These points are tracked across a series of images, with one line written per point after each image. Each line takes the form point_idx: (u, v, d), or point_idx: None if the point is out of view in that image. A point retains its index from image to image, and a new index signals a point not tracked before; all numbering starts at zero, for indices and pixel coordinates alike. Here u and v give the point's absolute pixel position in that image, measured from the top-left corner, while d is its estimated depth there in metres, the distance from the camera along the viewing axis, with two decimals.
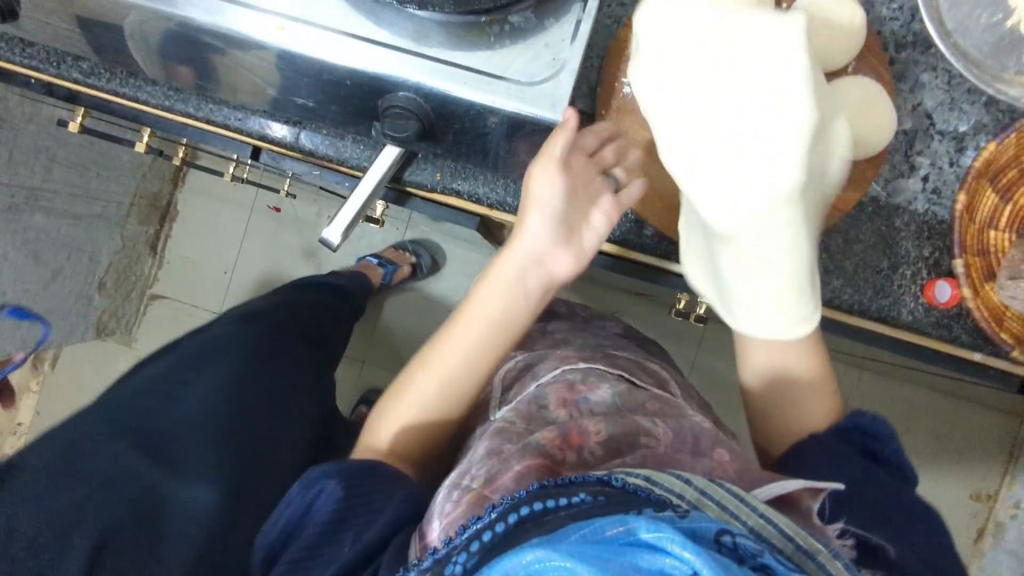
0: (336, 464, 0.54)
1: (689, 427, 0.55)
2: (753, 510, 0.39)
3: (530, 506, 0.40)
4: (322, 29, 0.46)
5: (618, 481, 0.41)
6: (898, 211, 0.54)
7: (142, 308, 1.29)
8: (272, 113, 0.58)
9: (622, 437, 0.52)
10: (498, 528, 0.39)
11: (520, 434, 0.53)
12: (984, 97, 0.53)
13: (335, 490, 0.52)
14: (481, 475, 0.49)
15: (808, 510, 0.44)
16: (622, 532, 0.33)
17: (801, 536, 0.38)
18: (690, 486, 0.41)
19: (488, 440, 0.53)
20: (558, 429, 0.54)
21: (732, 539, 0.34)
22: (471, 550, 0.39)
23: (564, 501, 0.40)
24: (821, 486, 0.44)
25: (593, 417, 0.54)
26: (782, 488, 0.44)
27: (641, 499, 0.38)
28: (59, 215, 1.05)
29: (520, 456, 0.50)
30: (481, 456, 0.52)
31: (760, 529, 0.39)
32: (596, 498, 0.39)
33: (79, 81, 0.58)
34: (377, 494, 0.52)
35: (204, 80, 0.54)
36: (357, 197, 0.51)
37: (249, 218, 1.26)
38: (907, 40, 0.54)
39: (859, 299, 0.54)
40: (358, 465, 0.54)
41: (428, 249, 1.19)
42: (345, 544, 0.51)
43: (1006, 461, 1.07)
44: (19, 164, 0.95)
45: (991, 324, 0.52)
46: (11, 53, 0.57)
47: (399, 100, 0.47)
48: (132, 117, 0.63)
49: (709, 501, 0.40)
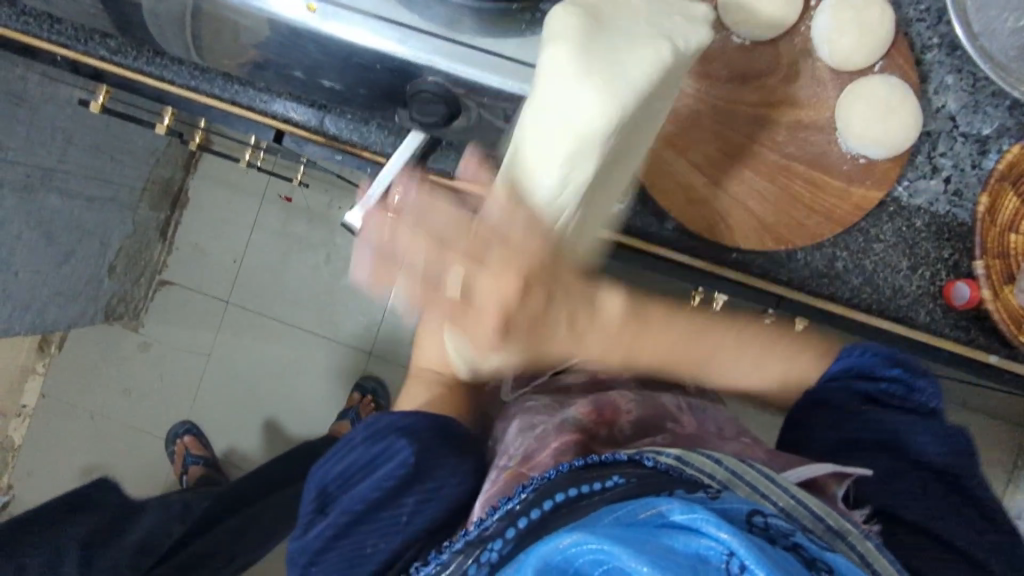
0: (413, 420, 0.52)
1: (715, 419, 0.55)
2: (785, 490, 0.40)
3: (564, 492, 0.39)
4: (360, 15, 0.46)
5: (650, 462, 0.40)
6: (919, 212, 0.54)
7: (151, 293, 1.30)
8: (298, 97, 0.58)
9: (650, 418, 0.53)
10: (533, 514, 0.39)
11: (556, 411, 0.54)
12: (1007, 101, 0.54)
13: (409, 453, 0.49)
14: (519, 454, 0.49)
15: (834, 495, 0.44)
16: (655, 515, 0.33)
17: (832, 517, 0.39)
18: (720, 465, 0.41)
19: (520, 420, 0.54)
20: (591, 404, 0.54)
21: (764, 519, 0.35)
22: (505, 537, 0.39)
23: (598, 485, 0.39)
24: (846, 471, 0.45)
25: (624, 395, 0.55)
26: (810, 473, 0.45)
27: (674, 479, 0.38)
28: (73, 197, 1.05)
29: (557, 434, 0.50)
30: (515, 435, 0.53)
31: (792, 509, 0.39)
32: (629, 480, 0.38)
33: (105, 59, 0.58)
34: (443, 464, 0.49)
35: (230, 60, 0.55)
36: (382, 179, 0.51)
37: (261, 206, 1.26)
38: (932, 42, 0.54)
39: (880, 297, 0.54)
40: (437, 424, 0.53)
41: (193, 424, 1.27)
42: (402, 512, 0.47)
43: (1010, 471, 1.08)
44: (35, 145, 0.94)
45: (1011, 327, 0.52)
46: (39, 29, 0.57)
47: (429, 85, 0.47)
48: (156, 96, 0.63)
49: (740, 482, 0.40)
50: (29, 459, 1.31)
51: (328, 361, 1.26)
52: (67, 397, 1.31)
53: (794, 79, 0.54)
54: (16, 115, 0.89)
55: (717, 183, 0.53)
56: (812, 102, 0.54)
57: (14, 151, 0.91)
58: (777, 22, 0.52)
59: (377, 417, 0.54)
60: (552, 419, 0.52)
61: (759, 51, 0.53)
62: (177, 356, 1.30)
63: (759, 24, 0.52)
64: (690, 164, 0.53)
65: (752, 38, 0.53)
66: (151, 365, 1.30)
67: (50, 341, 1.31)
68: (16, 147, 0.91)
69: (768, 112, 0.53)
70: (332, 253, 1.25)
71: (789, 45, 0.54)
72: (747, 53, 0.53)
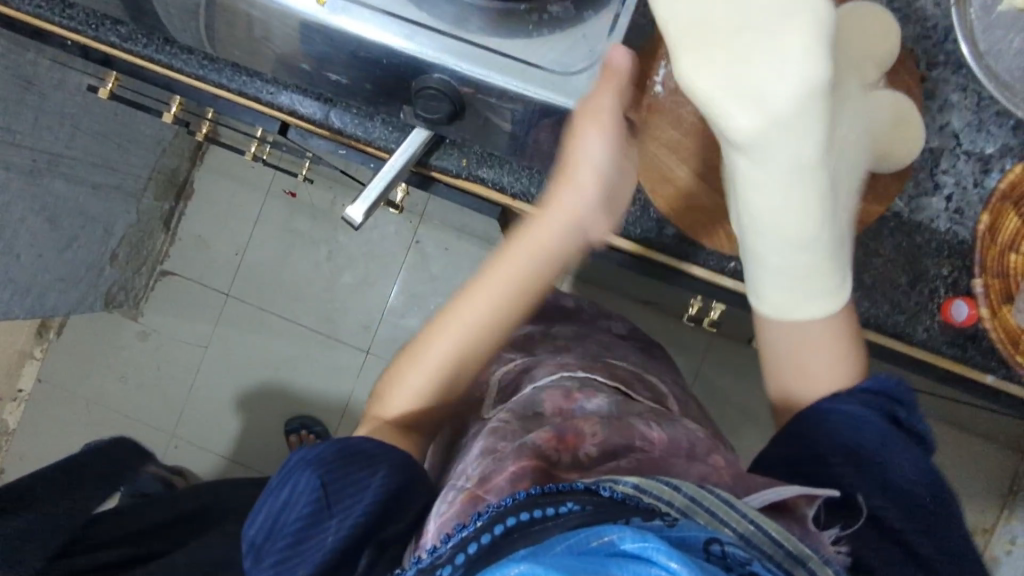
0: (316, 452, 0.50)
1: (686, 432, 0.55)
2: (741, 515, 0.40)
3: (516, 516, 0.39)
4: (367, 10, 0.46)
5: (607, 491, 0.40)
6: (920, 229, 0.54)
7: (151, 282, 1.30)
8: (304, 90, 0.58)
9: (618, 442, 0.51)
10: (483, 540, 0.38)
11: (517, 433, 0.52)
12: (1011, 121, 0.54)
13: (313, 482, 0.48)
14: (476, 475, 0.48)
15: (804, 517, 0.44)
16: (606, 544, 0.33)
17: (790, 542, 0.39)
18: (679, 492, 0.41)
19: (484, 439, 0.53)
20: (555, 427, 0.52)
21: (720, 548, 0.35)
22: (455, 563, 0.38)
23: (552, 510, 0.39)
24: (816, 494, 0.45)
25: (589, 419, 0.53)
26: (777, 495, 0.44)
27: (630, 509, 0.38)
28: (78, 182, 1.05)
29: (515, 457, 0.48)
30: (475, 456, 0.51)
31: (750, 534, 0.39)
32: (584, 508, 0.38)
33: (115, 44, 0.58)
34: (355, 477, 0.48)
35: (238, 47, 0.54)
36: (384, 175, 0.52)
37: (265, 200, 1.27)
38: (938, 59, 0.55)
39: (875, 312, 0.54)
40: (343, 447, 0.50)
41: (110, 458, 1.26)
42: (327, 535, 0.47)
43: (1005, 497, 1.07)
44: (43, 130, 0.95)
45: (1007, 345, 0.52)
46: (51, 13, 0.57)
47: (432, 82, 0.48)
48: (163, 84, 0.63)
49: (699, 509, 0.40)
50: (20, 446, 1.30)
51: (324, 358, 1.25)
52: (63, 384, 1.31)
53: None
54: (24, 100, 0.90)
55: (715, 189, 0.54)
56: None
57: (20, 135, 0.91)
58: None
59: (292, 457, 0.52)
60: (512, 441, 0.50)
61: None
62: (174, 348, 1.30)
63: None
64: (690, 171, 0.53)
65: None
66: (149, 356, 1.30)
67: (50, 326, 1.31)
68: (23, 130, 0.91)
69: None
70: (335, 250, 1.25)
71: None
72: None
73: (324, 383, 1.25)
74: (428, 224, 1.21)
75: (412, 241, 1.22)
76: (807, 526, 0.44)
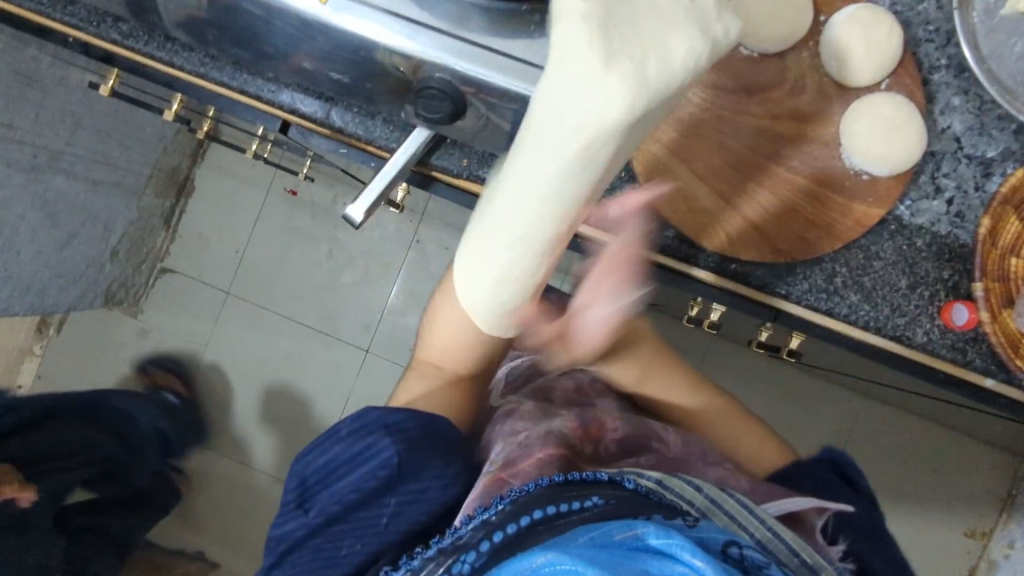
0: (399, 411, 0.49)
1: (701, 442, 0.54)
2: (762, 522, 0.40)
3: (543, 509, 0.38)
4: (368, 8, 0.46)
5: (631, 484, 0.40)
6: (921, 232, 0.54)
7: (151, 280, 1.29)
8: (304, 88, 0.58)
9: (635, 439, 0.53)
10: (509, 530, 0.37)
11: (540, 421, 0.52)
12: (1013, 124, 0.54)
13: (392, 454, 0.47)
14: (501, 459, 0.48)
15: (813, 528, 0.45)
16: (631, 538, 0.35)
17: (807, 553, 0.40)
18: (700, 493, 0.41)
19: (505, 428, 0.53)
20: (577, 418, 0.54)
21: (739, 551, 0.36)
22: (480, 549, 0.37)
23: (577, 504, 0.38)
24: (827, 506, 0.46)
25: (610, 413, 0.55)
26: (792, 505, 0.46)
27: (653, 504, 0.39)
28: (78, 179, 1.06)
29: (541, 445, 0.49)
30: (498, 441, 0.52)
31: (767, 542, 0.39)
32: (607, 502, 0.38)
33: (117, 42, 0.58)
34: (425, 467, 0.47)
35: (240, 45, 0.54)
36: (384, 175, 0.51)
37: (266, 199, 1.26)
38: (940, 63, 0.54)
39: (876, 315, 0.54)
40: (425, 424, 0.49)
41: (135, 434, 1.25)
42: (384, 513, 0.46)
43: (1004, 500, 1.07)
44: (43, 126, 0.96)
45: (1009, 351, 0.51)
46: (52, 9, 0.57)
47: (435, 81, 0.47)
48: (165, 81, 0.63)
49: (719, 510, 0.40)
50: None
51: (324, 357, 1.25)
52: None
53: (801, 93, 0.54)
54: (25, 96, 0.91)
55: (720, 193, 0.54)
56: (817, 116, 0.54)
57: (20, 131, 0.92)
58: (785, 36, 0.52)
59: (366, 408, 0.50)
60: (536, 426, 0.51)
61: (767, 64, 0.54)
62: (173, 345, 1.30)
63: (768, 37, 0.52)
64: (693, 174, 0.54)
65: (759, 50, 0.53)
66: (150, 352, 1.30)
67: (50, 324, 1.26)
68: (23, 126, 0.92)
69: (772, 124, 0.54)
70: (335, 248, 1.25)
71: (796, 59, 0.54)
72: (754, 65, 0.54)
73: (322, 382, 1.25)
74: (428, 223, 1.20)
75: (412, 240, 1.22)
76: (817, 537, 0.45)
